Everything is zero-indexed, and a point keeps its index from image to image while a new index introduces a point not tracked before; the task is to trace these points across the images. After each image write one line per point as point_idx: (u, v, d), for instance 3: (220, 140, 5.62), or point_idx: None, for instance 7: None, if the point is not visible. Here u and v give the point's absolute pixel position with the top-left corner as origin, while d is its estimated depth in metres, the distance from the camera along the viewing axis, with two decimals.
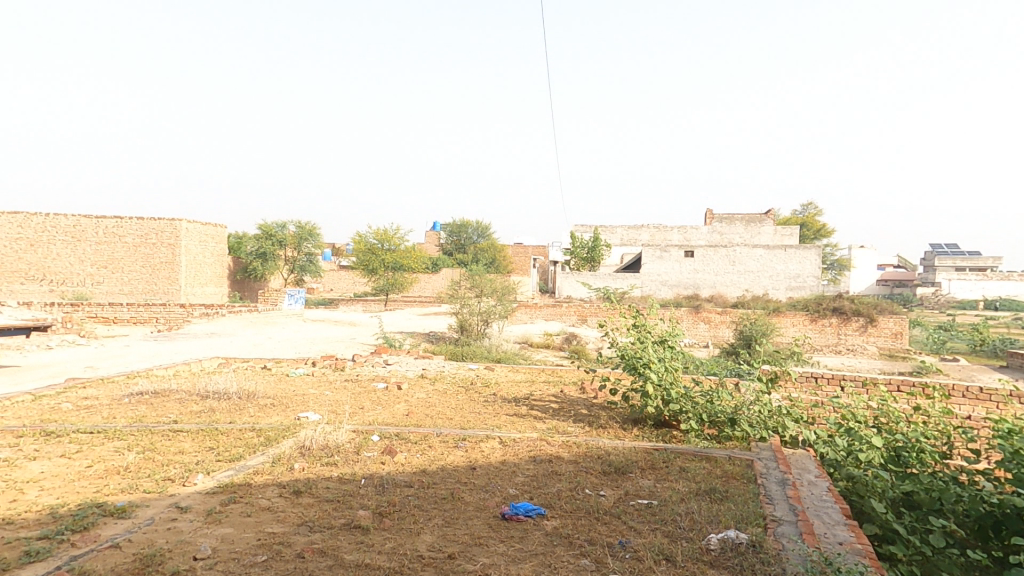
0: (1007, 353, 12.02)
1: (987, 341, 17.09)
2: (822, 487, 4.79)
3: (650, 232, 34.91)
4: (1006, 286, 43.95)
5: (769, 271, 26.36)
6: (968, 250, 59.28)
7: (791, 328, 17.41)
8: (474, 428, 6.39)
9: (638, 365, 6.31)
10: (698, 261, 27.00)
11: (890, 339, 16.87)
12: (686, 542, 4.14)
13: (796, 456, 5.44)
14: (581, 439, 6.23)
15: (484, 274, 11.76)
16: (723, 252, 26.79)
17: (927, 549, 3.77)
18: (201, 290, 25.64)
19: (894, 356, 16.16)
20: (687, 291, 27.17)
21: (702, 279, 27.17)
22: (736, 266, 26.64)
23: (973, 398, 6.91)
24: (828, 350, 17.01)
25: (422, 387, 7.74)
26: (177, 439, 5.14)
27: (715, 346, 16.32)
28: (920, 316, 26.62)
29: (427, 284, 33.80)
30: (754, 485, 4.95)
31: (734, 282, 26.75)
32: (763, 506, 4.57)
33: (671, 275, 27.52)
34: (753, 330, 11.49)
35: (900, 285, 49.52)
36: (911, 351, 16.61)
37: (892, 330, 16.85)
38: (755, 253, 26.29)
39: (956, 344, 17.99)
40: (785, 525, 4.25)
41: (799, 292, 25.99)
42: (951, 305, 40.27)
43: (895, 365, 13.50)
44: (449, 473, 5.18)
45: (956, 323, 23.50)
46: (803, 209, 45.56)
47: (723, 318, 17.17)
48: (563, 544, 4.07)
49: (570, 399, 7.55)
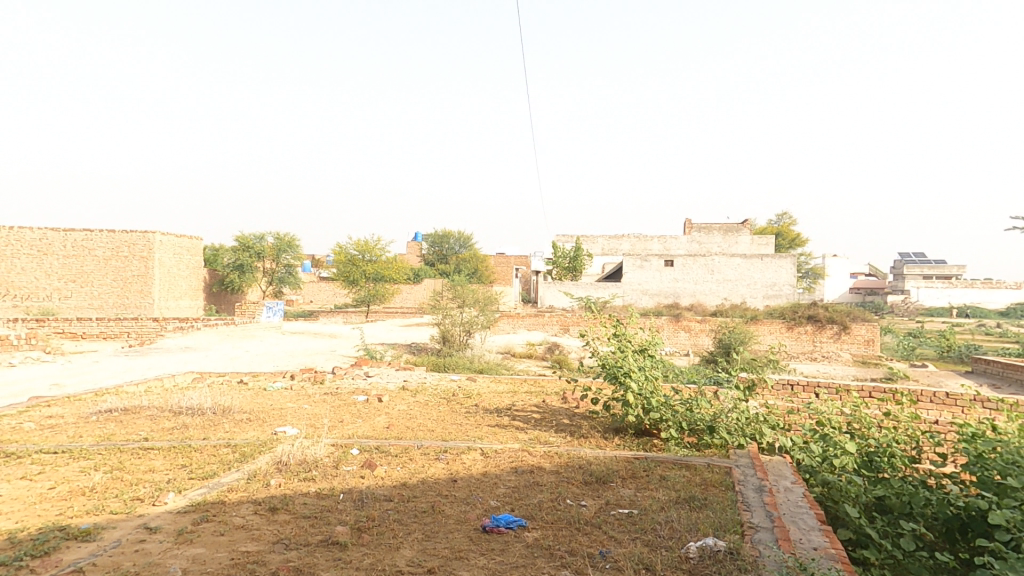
0: (974, 359, 12.39)
1: (954, 347, 17.60)
2: (798, 493, 4.86)
3: (631, 242, 35.27)
4: (972, 295, 45.40)
5: (747, 280, 26.81)
6: (937, 259, 61.09)
7: (769, 336, 17.71)
8: (456, 439, 6.34)
9: (618, 373, 6.36)
10: (678, 270, 27.34)
11: (863, 346, 17.26)
12: (665, 551, 4.16)
13: (773, 463, 5.51)
14: (562, 449, 6.23)
15: (466, 284, 11.65)
16: (702, 262, 27.21)
17: (898, 553, 3.86)
18: (176, 303, 25.13)
19: (867, 363, 16.53)
20: (668, 299, 27.46)
21: (682, 288, 27.50)
22: (715, 275, 27.06)
23: (940, 403, 7.08)
24: (804, 357, 17.33)
25: (403, 399, 7.67)
26: (147, 457, 5.01)
27: (695, 354, 16.49)
28: (892, 324, 27.35)
29: (408, 295, 33.62)
30: (732, 492, 5.00)
31: (713, 291, 27.14)
32: (740, 513, 4.61)
33: (652, 284, 27.79)
34: (731, 337, 11.66)
35: (873, 293, 50.77)
36: (883, 358, 17.01)
37: (866, 337, 17.23)
38: (733, 262, 26.77)
39: (926, 350, 18.49)
40: (762, 532, 4.30)
41: (776, 300, 26.46)
42: (921, 312, 41.43)
43: (867, 371, 13.82)
44: (430, 486, 5.14)
45: (926, 331, 24.15)
46: (778, 219, 46.51)
47: (703, 326, 17.38)
48: (543, 556, 4.06)
49: (552, 409, 7.55)
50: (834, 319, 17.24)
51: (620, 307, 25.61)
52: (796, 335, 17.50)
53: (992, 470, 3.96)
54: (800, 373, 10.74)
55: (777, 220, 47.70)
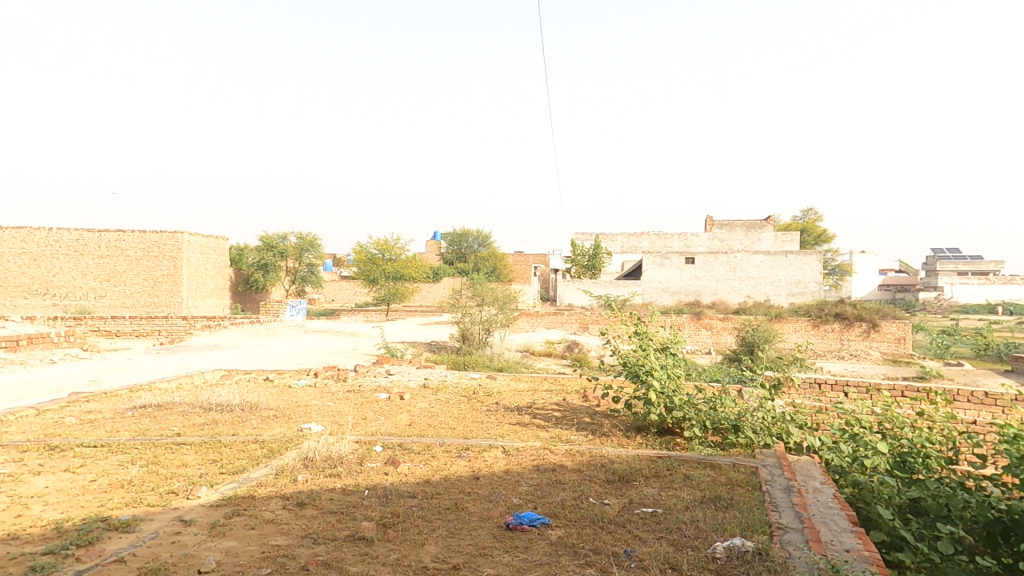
0: (1013, 358, 11.95)
1: (991, 345, 17.02)
2: (827, 494, 4.76)
3: (650, 239, 34.95)
4: (1009, 291, 43.87)
5: (771, 277, 26.34)
6: (969, 256, 59.20)
7: (794, 334, 17.41)
8: (478, 437, 6.36)
9: (640, 372, 6.32)
10: (699, 268, 27.01)
11: (894, 344, 16.83)
12: (691, 551, 4.12)
13: (801, 463, 5.41)
14: (584, 448, 6.21)
15: (485, 283, 11.69)
16: (724, 259, 26.83)
17: (935, 556, 3.77)
18: (203, 302, 25.68)
19: (898, 362, 16.12)
20: (689, 297, 27.15)
21: (703, 286, 27.17)
22: (737, 273, 26.66)
23: (978, 403, 6.86)
24: (831, 356, 16.98)
25: (425, 397, 7.72)
26: (180, 452, 5.13)
27: (718, 353, 16.27)
28: (922, 322, 26.59)
29: (428, 294, 33.84)
30: (760, 492, 4.92)
31: (735, 289, 26.74)
32: (769, 513, 4.54)
33: (673, 282, 27.50)
34: (755, 335, 11.46)
35: (903, 290, 49.49)
36: (915, 357, 16.56)
37: (895, 335, 16.82)
38: (756, 259, 26.34)
39: (961, 349, 17.92)
40: (791, 532, 4.23)
41: (801, 298, 25.94)
42: (953, 310, 40.21)
43: (899, 370, 13.45)
44: (453, 484, 5.17)
45: (961, 329, 23.39)
46: (803, 215, 45.58)
47: (725, 324, 17.14)
48: (568, 554, 4.05)
49: (573, 408, 7.52)
50: (861, 317, 16.84)
51: (639, 306, 25.41)
52: (822, 333, 17.15)
53: None
54: (827, 372, 10.56)
55: (801, 216, 46.75)
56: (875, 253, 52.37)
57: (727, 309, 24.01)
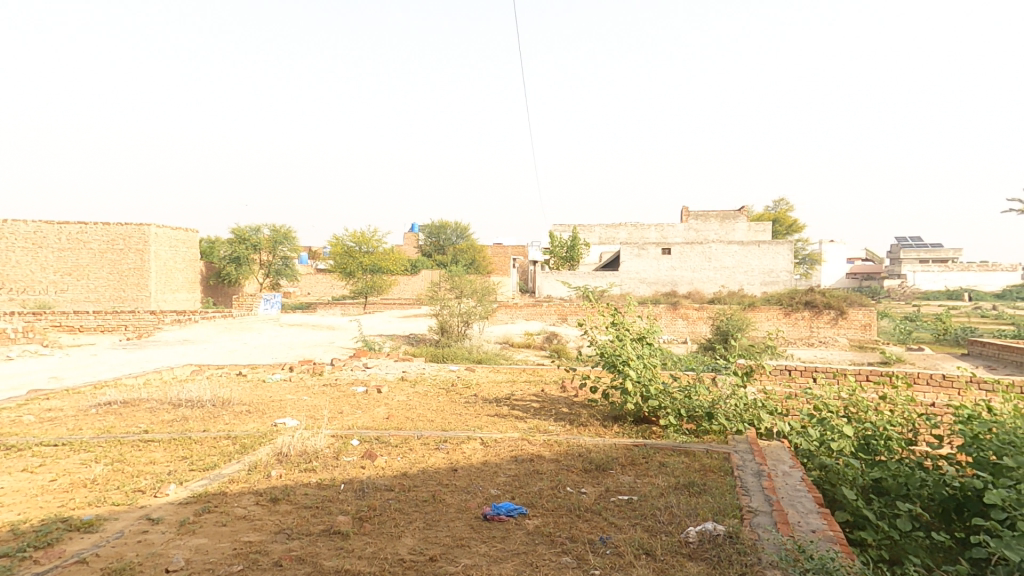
0: (968, 342, 12.45)
1: (950, 331, 17.70)
2: (796, 477, 4.89)
3: (628, 230, 35.28)
4: (967, 278, 45.74)
5: (744, 267, 26.81)
6: (929, 245, 61.50)
7: (766, 322, 17.79)
8: (456, 429, 6.36)
9: (617, 362, 6.39)
10: (675, 258, 27.42)
11: (860, 331, 17.34)
12: (665, 536, 4.20)
13: (771, 448, 5.54)
14: (561, 437, 6.26)
15: (464, 275, 11.65)
16: (699, 249, 27.24)
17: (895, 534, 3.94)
18: (173, 296, 25.07)
19: (864, 348, 16.62)
20: (665, 288, 27.54)
21: (680, 276, 27.60)
22: (712, 262, 27.10)
23: (936, 385, 7.12)
24: (801, 343, 17.44)
25: (403, 390, 7.68)
26: (148, 449, 5.02)
27: (693, 342, 16.54)
28: (886, 309, 27.49)
29: (406, 286, 33.61)
30: (731, 477, 5.04)
31: (710, 278, 27.20)
32: (739, 498, 4.65)
33: (650, 273, 27.80)
34: (728, 324, 11.69)
35: (869, 279, 51.13)
36: (880, 343, 17.09)
37: (862, 322, 17.32)
38: (730, 249, 26.79)
39: (922, 334, 18.59)
40: (760, 515, 4.34)
41: (773, 287, 26.46)
42: (917, 296, 41.66)
43: (864, 356, 13.89)
44: (430, 476, 5.16)
45: (922, 315, 24.28)
46: (775, 205, 46.49)
47: (700, 314, 17.43)
48: (544, 542, 4.09)
49: (551, 398, 7.57)
50: (830, 305, 17.30)
51: (617, 296, 25.64)
52: (793, 321, 17.59)
53: (987, 451, 4.01)
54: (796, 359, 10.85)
55: (773, 206, 47.70)
56: (842, 244, 53.87)
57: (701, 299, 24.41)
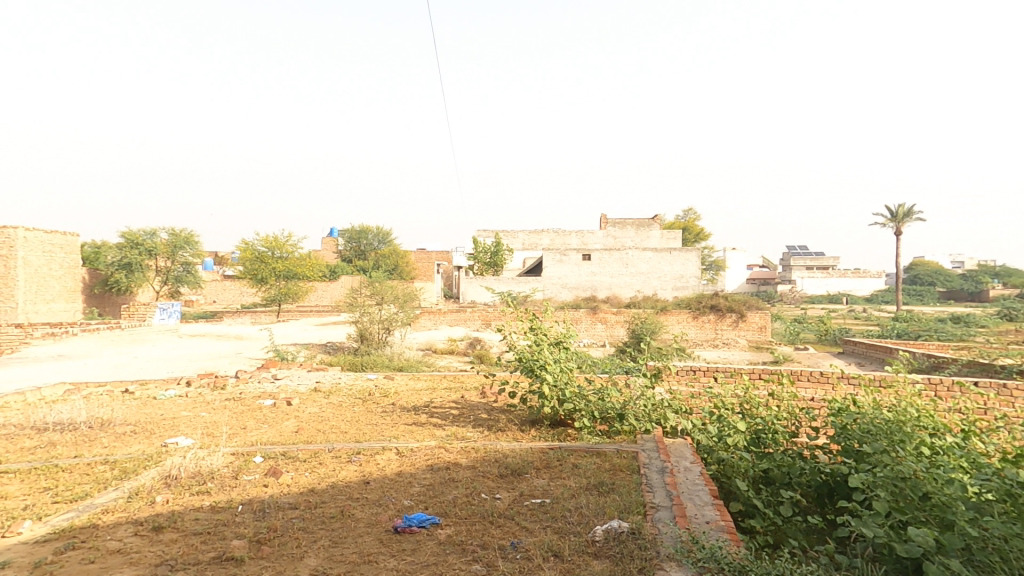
0: (844, 341, 13.79)
1: (829, 331, 19.66)
2: (695, 472, 5.19)
3: (550, 237, 35.90)
4: (845, 283, 51.31)
5: (657, 272, 28.26)
6: (815, 253, 68.40)
7: (676, 325, 18.82)
8: (370, 440, 6.18)
9: (535, 367, 6.47)
10: (595, 264, 28.37)
11: (757, 332, 18.78)
12: (573, 536, 4.30)
13: (675, 445, 5.84)
14: (479, 444, 6.26)
15: (386, 280, 11.37)
16: (617, 255, 28.41)
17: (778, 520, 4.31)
18: (47, 307, 22.53)
19: (760, 348, 18.01)
20: (585, 292, 28.46)
21: (599, 281, 28.57)
22: (629, 268, 28.36)
23: (815, 381, 7.85)
24: (707, 344, 18.60)
25: (315, 401, 7.37)
26: (2, 482, 4.44)
27: (610, 345, 17.17)
28: (780, 311, 30.06)
29: (323, 292, 32.40)
30: (638, 475, 5.26)
31: (627, 283, 28.41)
32: (644, 494, 4.86)
33: (571, 277, 28.61)
34: (643, 327, 12.23)
35: (766, 284, 55.80)
36: (774, 343, 18.61)
37: (759, 324, 18.76)
38: (645, 255, 28.17)
39: (808, 334, 20.49)
40: (662, 510, 4.56)
41: (683, 291, 28.09)
42: (805, 299, 46.05)
43: (761, 356, 15.07)
44: (340, 490, 4.98)
45: (809, 316, 26.90)
46: (684, 214, 49.58)
47: (618, 318, 18.13)
48: (455, 552, 4.06)
49: (470, 405, 7.55)
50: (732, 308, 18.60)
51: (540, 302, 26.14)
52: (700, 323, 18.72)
53: (852, 439, 4.50)
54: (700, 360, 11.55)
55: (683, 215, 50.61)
56: (743, 251, 58.51)
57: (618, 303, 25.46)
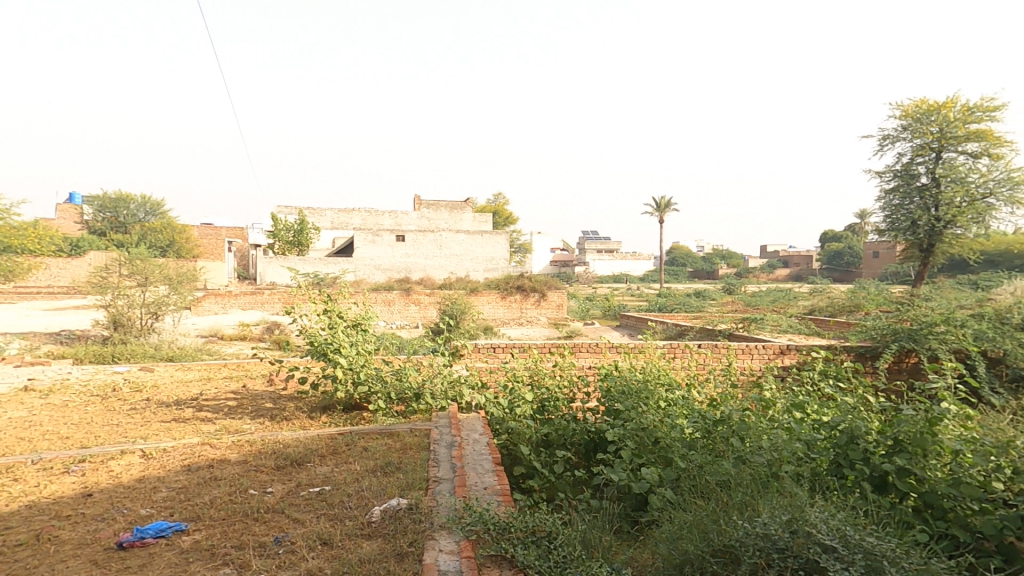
0: (622, 316, 15.82)
1: (611, 307, 22.43)
2: (483, 442, 5.25)
3: (361, 216, 34.65)
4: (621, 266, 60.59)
5: (470, 255, 29.15)
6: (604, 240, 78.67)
7: (486, 305, 19.71)
8: (103, 445, 5.03)
9: (326, 350, 5.92)
10: (409, 246, 28.29)
11: (556, 310, 20.50)
12: (348, 521, 3.96)
13: (468, 420, 5.86)
14: (255, 436, 5.52)
15: (148, 257, 9.56)
16: (431, 237, 28.64)
17: (553, 478, 4.78)
18: None
19: (557, 323, 19.64)
20: (399, 274, 28.24)
21: (413, 263, 28.59)
22: (443, 250, 28.80)
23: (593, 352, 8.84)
24: (512, 322, 19.75)
25: (23, 404, 5.78)
26: None
27: (422, 325, 17.14)
28: (575, 291, 33.81)
29: (60, 271, 26.91)
30: (426, 452, 5.13)
31: (441, 265, 28.85)
32: (428, 470, 4.73)
33: (384, 259, 28.06)
34: (454, 308, 12.33)
35: (564, 264, 61.94)
36: (569, 319, 20.46)
37: (557, 302, 20.49)
38: (458, 238, 28.78)
39: (594, 310, 23.15)
40: (443, 483, 4.47)
41: (493, 273, 29.49)
42: (595, 279, 52.66)
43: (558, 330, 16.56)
44: (42, 510, 3.90)
45: (597, 293, 30.77)
46: (494, 200, 52.26)
47: (431, 299, 18.30)
48: (201, 558, 3.42)
49: (254, 393, 6.72)
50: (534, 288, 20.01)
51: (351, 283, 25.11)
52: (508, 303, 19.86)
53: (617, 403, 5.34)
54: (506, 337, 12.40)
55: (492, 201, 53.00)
56: (547, 236, 64.34)
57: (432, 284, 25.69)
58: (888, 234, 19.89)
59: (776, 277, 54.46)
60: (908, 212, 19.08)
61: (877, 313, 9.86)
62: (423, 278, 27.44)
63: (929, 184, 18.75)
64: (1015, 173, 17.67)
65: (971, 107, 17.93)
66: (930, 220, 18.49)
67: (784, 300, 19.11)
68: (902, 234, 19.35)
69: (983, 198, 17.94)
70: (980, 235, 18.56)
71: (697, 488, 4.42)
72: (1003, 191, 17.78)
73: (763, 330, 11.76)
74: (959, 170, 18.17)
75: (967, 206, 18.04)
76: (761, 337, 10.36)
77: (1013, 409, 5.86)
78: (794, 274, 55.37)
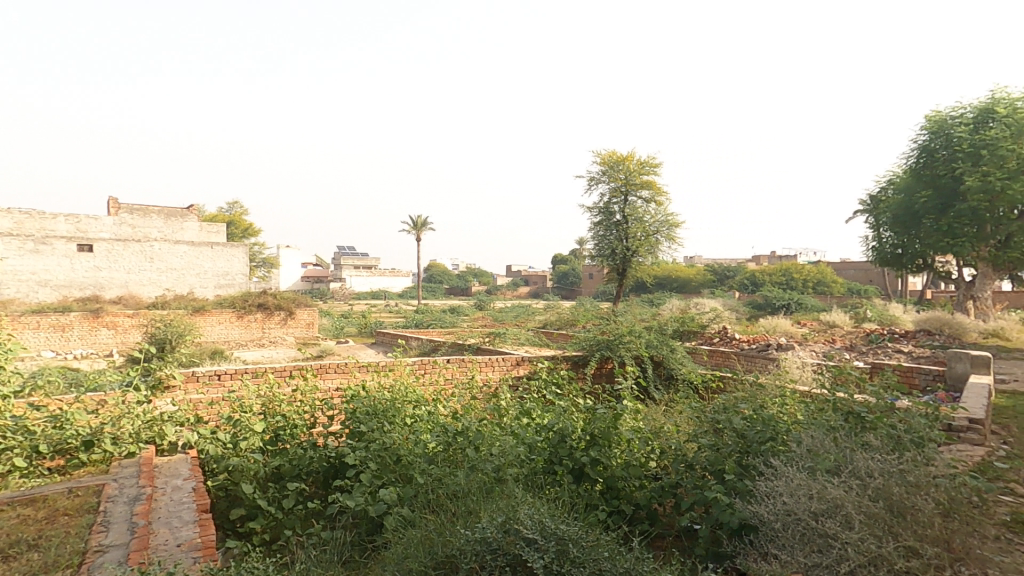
0: (378, 333, 16.41)
1: (366, 324, 22.51)
2: (185, 490, 4.39)
3: None
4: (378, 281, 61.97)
5: (194, 269, 25.87)
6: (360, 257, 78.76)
7: (215, 328, 18.61)
8: None
9: None
10: (100, 258, 23.55)
11: (306, 328, 20.40)
12: None
13: (169, 464, 4.87)
14: None
15: None
16: (136, 248, 24.46)
17: (280, 515, 4.41)
18: None
19: (306, 342, 19.38)
20: (78, 292, 23.19)
21: (107, 278, 23.89)
22: (154, 263, 24.92)
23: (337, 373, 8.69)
24: (252, 344, 18.90)
25: None
26: None
27: (114, 351, 15.90)
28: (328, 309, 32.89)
29: None
30: (93, 514, 3.95)
31: (151, 281, 24.75)
32: (91, 537, 3.62)
33: (58, 274, 22.89)
34: (169, 332, 11.28)
35: (320, 280, 59.74)
36: (320, 337, 20.52)
37: (307, 320, 20.42)
38: (177, 250, 25.41)
39: (348, 327, 22.88)
40: (113, 551, 3.45)
41: (227, 289, 26.59)
42: (350, 297, 52.06)
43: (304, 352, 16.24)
44: None
45: (351, 311, 30.33)
46: (230, 207, 46.98)
47: (132, 322, 17.07)
48: None
49: None
50: (279, 306, 19.49)
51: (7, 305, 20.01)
52: (244, 323, 18.93)
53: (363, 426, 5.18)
54: (235, 366, 12.02)
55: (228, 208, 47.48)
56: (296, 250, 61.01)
57: (142, 304, 21.50)
58: (597, 259, 24.22)
59: (518, 294, 61.25)
60: (609, 241, 23.62)
61: (591, 325, 11.94)
62: (125, 296, 23.20)
63: (621, 221, 23.59)
64: (671, 216, 23.57)
65: (643, 162, 23.26)
66: (623, 249, 23.37)
67: (523, 314, 21.62)
68: (607, 260, 23.84)
69: (654, 234, 23.46)
70: (654, 262, 24.19)
71: (430, 502, 4.50)
72: (665, 230, 23.49)
73: (503, 343, 13.09)
74: (639, 211, 23.50)
75: (645, 239, 23.38)
76: (499, 349, 11.60)
77: (665, 401, 7.77)
78: (533, 292, 63.32)
